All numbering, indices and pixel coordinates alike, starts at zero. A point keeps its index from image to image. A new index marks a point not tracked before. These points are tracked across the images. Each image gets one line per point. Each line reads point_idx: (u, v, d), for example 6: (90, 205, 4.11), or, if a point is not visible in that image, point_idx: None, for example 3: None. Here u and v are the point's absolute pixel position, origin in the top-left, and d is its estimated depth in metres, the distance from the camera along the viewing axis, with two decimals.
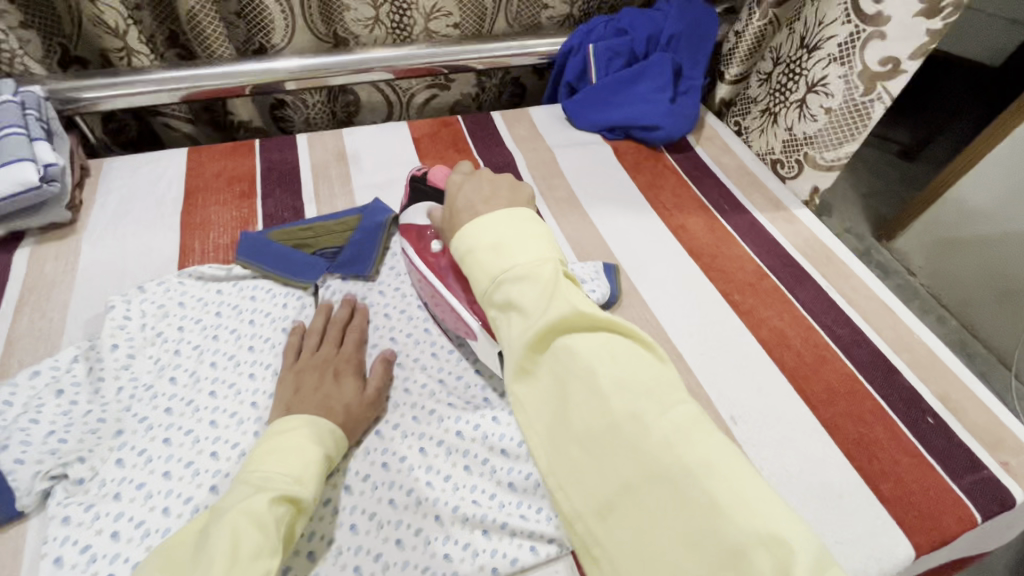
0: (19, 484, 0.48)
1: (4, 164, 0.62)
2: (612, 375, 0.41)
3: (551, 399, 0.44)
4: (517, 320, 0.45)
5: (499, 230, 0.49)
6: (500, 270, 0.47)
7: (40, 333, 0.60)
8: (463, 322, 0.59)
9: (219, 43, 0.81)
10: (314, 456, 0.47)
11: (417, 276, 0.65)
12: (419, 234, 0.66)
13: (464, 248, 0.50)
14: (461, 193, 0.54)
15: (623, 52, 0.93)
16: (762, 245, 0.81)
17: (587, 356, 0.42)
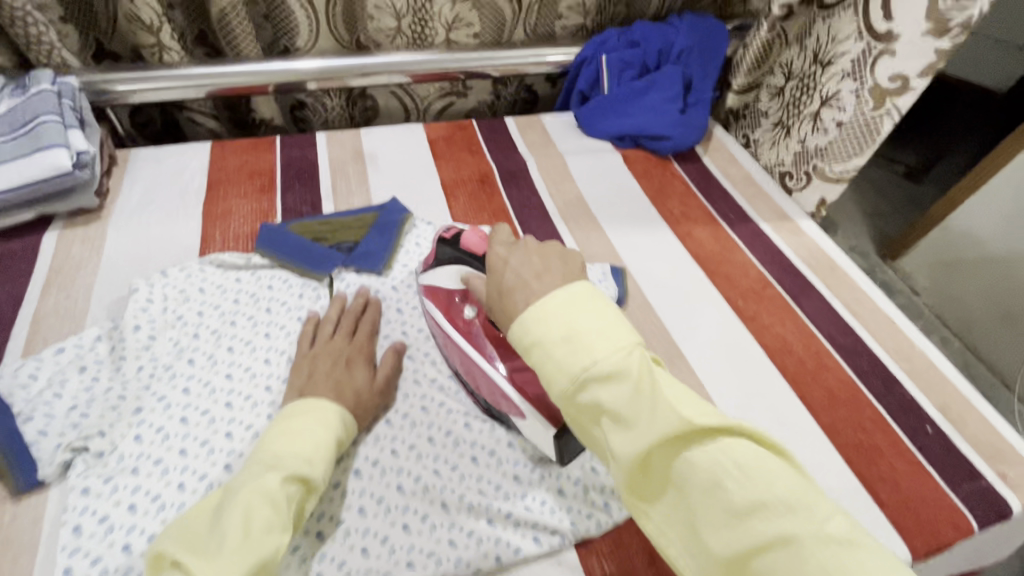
0: (41, 454, 0.50)
1: (38, 150, 0.65)
2: (745, 490, 0.34)
3: (679, 516, 0.37)
4: (617, 430, 0.38)
5: (563, 318, 0.41)
6: (580, 371, 0.39)
7: (65, 312, 0.62)
8: (510, 399, 0.54)
9: (248, 43, 0.83)
10: (328, 439, 0.48)
11: (450, 346, 0.60)
12: (451, 299, 0.61)
13: (528, 342, 0.42)
14: (508, 271, 0.48)
15: (635, 64, 0.95)
16: (767, 255, 0.83)
17: (712, 468, 0.35)
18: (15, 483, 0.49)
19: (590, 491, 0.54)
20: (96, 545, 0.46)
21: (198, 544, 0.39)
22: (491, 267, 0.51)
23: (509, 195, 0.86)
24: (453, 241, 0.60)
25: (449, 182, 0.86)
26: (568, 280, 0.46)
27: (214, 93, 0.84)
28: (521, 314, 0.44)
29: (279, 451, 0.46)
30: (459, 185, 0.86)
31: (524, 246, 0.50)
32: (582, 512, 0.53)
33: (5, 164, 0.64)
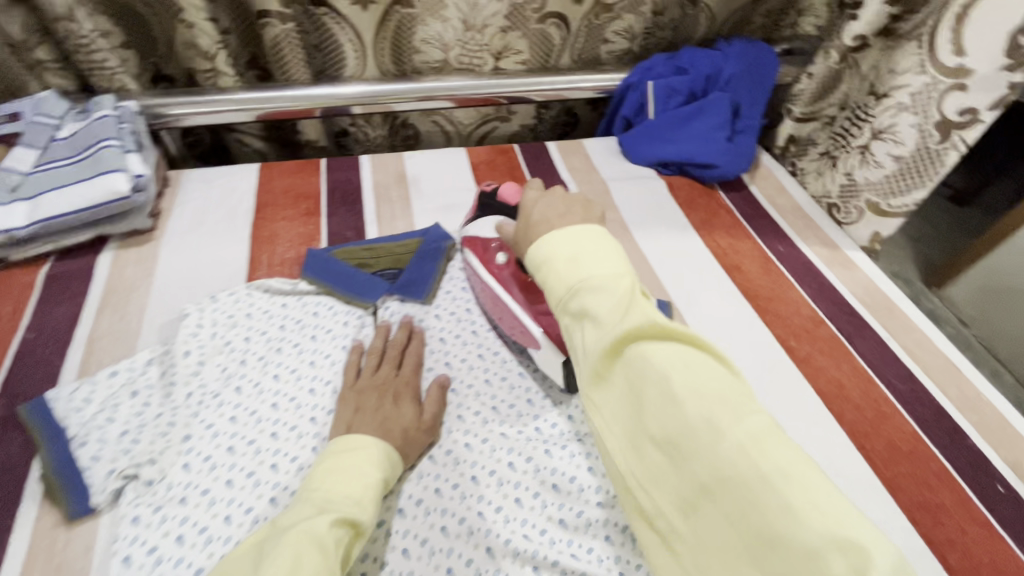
0: (94, 481, 0.51)
1: (99, 174, 0.67)
2: (685, 381, 0.39)
3: (628, 403, 0.42)
4: (593, 329, 0.45)
5: (573, 243, 0.49)
6: (575, 280, 0.47)
7: (118, 334, 0.63)
8: (529, 332, 0.63)
9: (297, 68, 0.84)
10: (375, 479, 0.48)
11: (483, 287, 0.70)
12: (486, 246, 0.70)
13: (541, 259, 0.50)
14: (535, 211, 0.55)
15: (682, 90, 0.93)
16: (819, 291, 0.80)
17: (661, 363, 0.40)
18: (68, 510, 0.49)
19: (639, 541, 0.51)
20: None
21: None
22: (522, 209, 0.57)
23: None
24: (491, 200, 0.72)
25: None
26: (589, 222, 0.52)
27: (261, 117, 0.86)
28: (541, 239, 0.51)
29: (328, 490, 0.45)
30: None
31: (554, 194, 0.56)
32: (631, 563, 0.50)
33: (67, 188, 0.66)
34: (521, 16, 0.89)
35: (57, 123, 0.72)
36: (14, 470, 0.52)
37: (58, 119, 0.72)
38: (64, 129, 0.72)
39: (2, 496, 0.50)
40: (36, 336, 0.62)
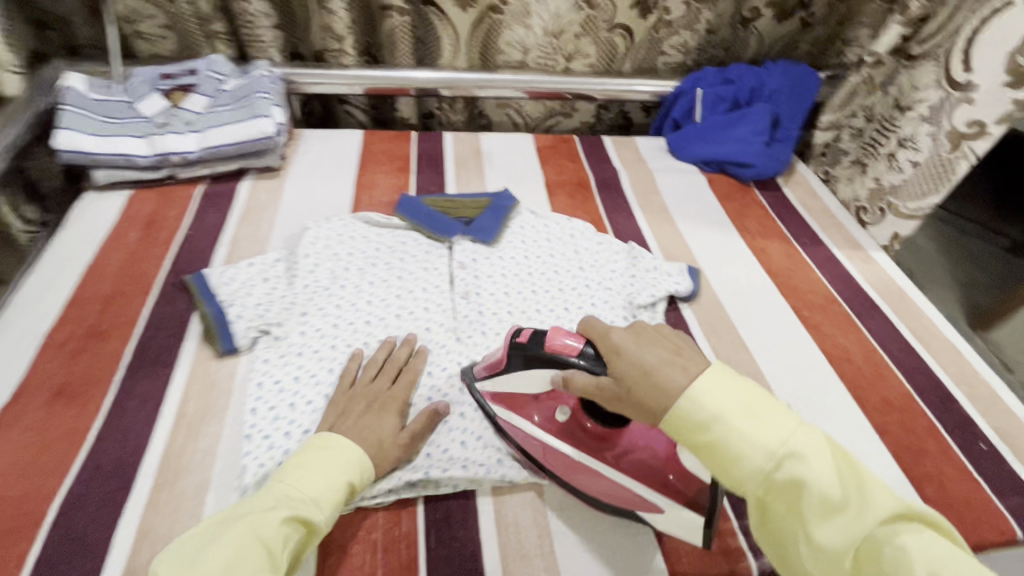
0: (237, 330, 0.66)
1: (252, 118, 0.86)
2: (952, 574, 0.37)
3: None
4: (822, 515, 0.40)
5: (742, 402, 0.43)
6: (776, 448, 0.42)
7: (254, 239, 0.80)
8: (638, 497, 0.52)
9: (403, 53, 1.02)
10: (342, 481, 0.49)
11: (547, 452, 0.57)
12: (528, 400, 0.58)
13: (707, 419, 0.43)
14: (645, 354, 0.46)
15: (727, 98, 1.06)
16: (838, 279, 0.89)
17: (918, 554, 0.37)
18: (219, 347, 0.65)
19: None
20: (273, 398, 0.61)
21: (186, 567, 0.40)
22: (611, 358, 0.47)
23: (602, 200, 0.98)
24: (532, 346, 0.52)
25: (552, 181, 1.00)
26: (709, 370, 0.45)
27: (366, 90, 1.04)
28: (676, 389, 0.44)
29: (294, 482, 0.48)
30: (560, 186, 1.00)
31: (647, 331, 0.49)
32: None
33: (229, 126, 0.85)
34: (593, 26, 1.05)
35: (223, 78, 0.91)
36: (181, 318, 0.69)
37: (224, 76, 0.92)
38: (228, 83, 0.91)
39: (172, 332, 0.67)
40: (195, 233, 0.80)
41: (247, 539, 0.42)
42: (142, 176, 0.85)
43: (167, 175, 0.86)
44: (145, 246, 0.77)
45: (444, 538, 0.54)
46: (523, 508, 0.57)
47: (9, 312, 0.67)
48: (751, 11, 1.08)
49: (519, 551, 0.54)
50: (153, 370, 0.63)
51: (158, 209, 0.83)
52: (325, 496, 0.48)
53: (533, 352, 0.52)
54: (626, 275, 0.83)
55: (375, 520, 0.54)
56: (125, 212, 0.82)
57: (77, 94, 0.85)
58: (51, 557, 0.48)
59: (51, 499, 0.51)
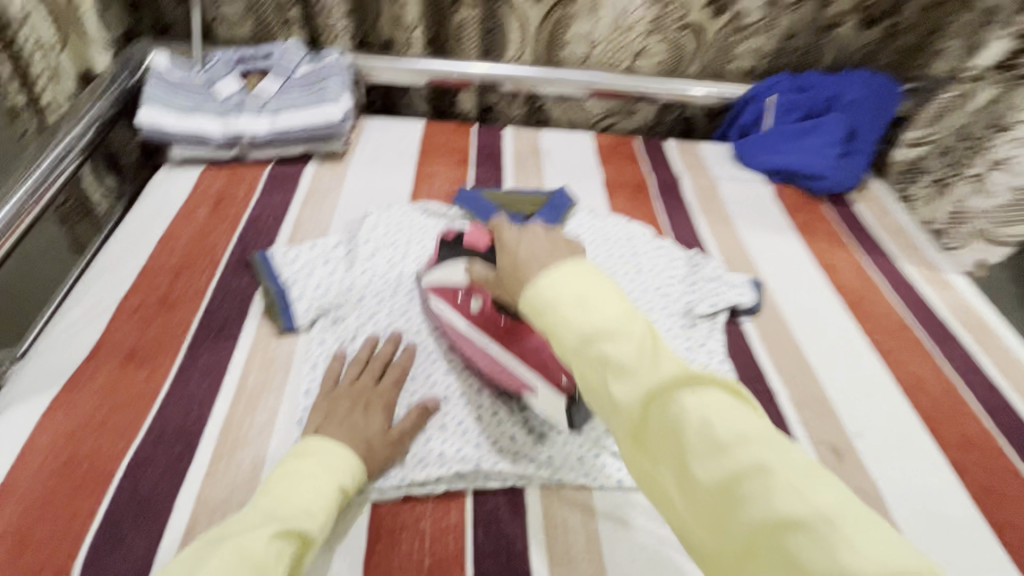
0: (298, 310, 0.68)
1: (322, 103, 0.88)
2: (730, 427, 0.34)
3: (668, 458, 0.35)
4: (618, 380, 0.37)
5: (574, 284, 0.41)
6: (590, 326, 0.39)
7: (316, 222, 0.82)
8: (522, 379, 0.58)
9: (471, 45, 1.03)
10: (332, 489, 0.47)
11: (459, 335, 0.63)
12: (455, 292, 0.64)
13: (543, 305, 0.41)
14: (521, 249, 0.46)
15: (801, 106, 1.02)
16: (912, 302, 0.84)
17: (700, 411, 0.34)
18: (281, 325, 0.66)
19: None
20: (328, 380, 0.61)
21: None
22: (501, 248, 0.47)
23: (662, 204, 0.96)
24: (455, 243, 0.68)
25: (610, 182, 0.98)
26: (578, 256, 0.44)
27: (430, 81, 1.04)
28: (534, 279, 0.42)
29: (279, 496, 0.44)
30: (619, 187, 0.98)
31: (538, 230, 0.48)
32: None
33: (298, 110, 0.87)
34: (662, 24, 1.03)
35: (296, 64, 0.93)
36: (245, 293, 0.70)
37: (297, 62, 0.94)
38: (300, 69, 0.93)
39: (237, 307, 0.69)
40: (261, 212, 0.82)
41: (235, 563, 0.37)
42: (214, 155, 0.88)
43: (237, 155, 0.89)
44: (214, 221, 0.79)
45: (493, 534, 0.53)
46: (572, 511, 0.55)
47: (89, 277, 0.70)
48: (833, 17, 1.04)
49: (567, 554, 0.52)
50: (217, 342, 0.64)
51: (228, 187, 0.85)
52: (319, 507, 0.45)
53: (455, 247, 0.67)
54: (685, 283, 0.80)
55: (424, 509, 0.54)
56: (196, 188, 0.85)
57: (161, 73, 0.89)
58: (116, 514, 0.49)
59: (120, 459, 0.53)
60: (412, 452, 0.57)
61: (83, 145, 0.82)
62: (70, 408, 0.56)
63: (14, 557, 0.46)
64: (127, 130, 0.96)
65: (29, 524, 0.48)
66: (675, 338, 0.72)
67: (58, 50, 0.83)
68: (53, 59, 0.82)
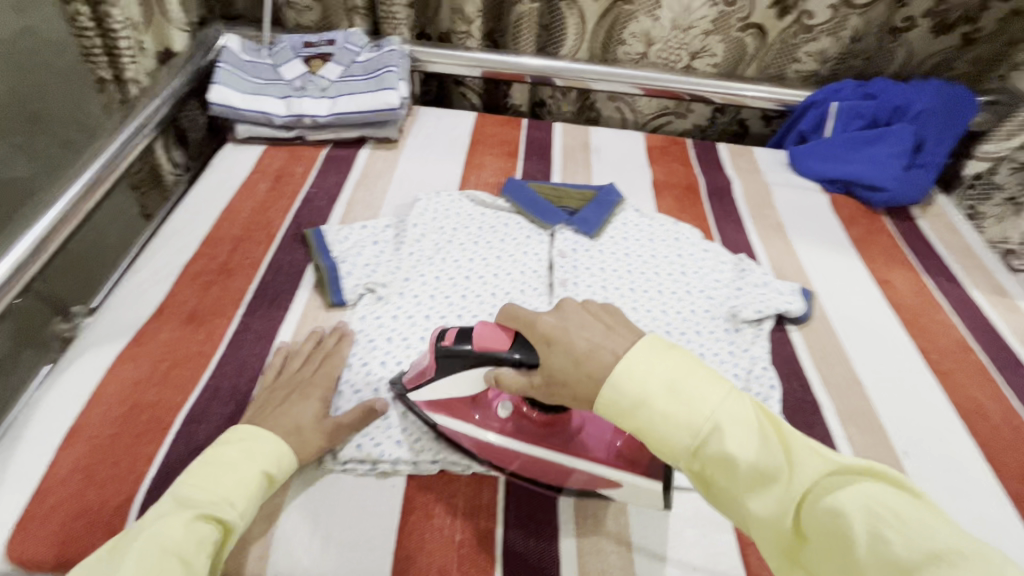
0: (347, 285, 0.70)
1: (379, 90, 0.90)
2: (903, 538, 0.33)
3: (840, 572, 0.35)
4: (759, 490, 0.39)
5: (675, 376, 0.42)
6: (715, 429, 0.40)
7: (368, 203, 0.84)
8: (599, 477, 0.52)
9: (526, 42, 1.02)
10: (254, 473, 0.47)
11: (497, 454, 0.54)
12: (468, 407, 0.56)
13: (632, 404, 0.42)
14: (576, 339, 0.44)
15: (866, 114, 0.97)
16: (974, 324, 0.79)
17: (862, 518, 0.35)
18: (329, 299, 0.69)
19: None
20: (367, 355, 0.63)
21: None
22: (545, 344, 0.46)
23: (711, 206, 0.94)
24: (460, 346, 0.49)
25: (659, 182, 0.97)
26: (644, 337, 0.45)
27: (483, 74, 1.04)
28: (608, 372, 0.42)
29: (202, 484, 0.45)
30: (668, 187, 0.96)
31: (574, 310, 0.47)
32: None
33: (358, 95, 0.90)
34: (725, 23, 1.01)
35: (358, 51, 0.96)
36: (298, 267, 0.73)
37: (359, 49, 0.96)
38: (361, 55, 0.96)
39: (291, 278, 0.72)
40: (317, 191, 0.85)
41: (154, 555, 0.39)
42: (275, 134, 0.92)
43: (297, 136, 0.93)
44: (273, 198, 0.83)
45: (522, 516, 0.54)
46: (602, 502, 0.55)
47: (158, 241, 0.74)
48: (906, 21, 0.99)
49: (595, 544, 0.52)
50: (270, 311, 0.67)
51: (287, 165, 0.89)
52: (241, 494, 0.46)
53: (461, 353, 0.49)
54: (731, 286, 0.79)
55: (457, 485, 0.55)
56: (257, 165, 0.89)
57: (232, 54, 0.93)
58: (172, 461, 0.52)
59: (177, 412, 0.56)
60: (353, 440, 0.56)
61: (158, 120, 0.87)
62: (136, 361, 0.60)
63: (81, 491, 0.50)
64: (197, 109, 1.01)
65: (95, 463, 0.51)
66: (718, 341, 0.71)
67: (141, 29, 0.88)
68: (137, 39, 0.87)
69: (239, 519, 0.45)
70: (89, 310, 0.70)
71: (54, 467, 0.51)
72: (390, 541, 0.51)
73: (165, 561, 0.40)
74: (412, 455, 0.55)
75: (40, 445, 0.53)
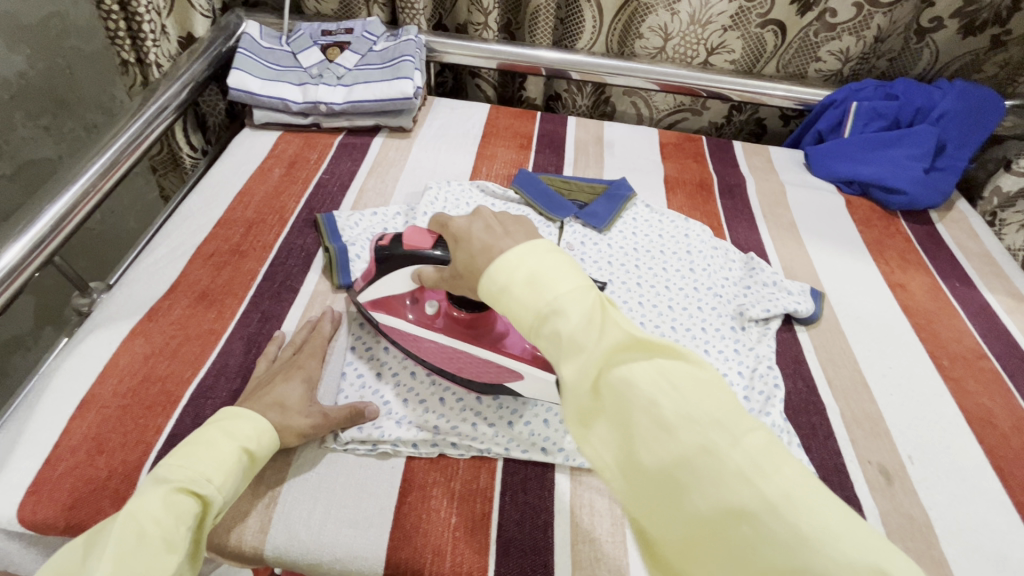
0: (356, 269, 0.71)
1: (393, 78, 0.90)
2: (678, 406, 0.33)
3: (615, 437, 0.35)
4: (566, 357, 0.37)
5: (533, 261, 0.40)
6: (544, 301, 0.38)
7: (380, 191, 0.85)
8: (507, 366, 0.56)
9: (543, 34, 1.02)
10: (233, 448, 0.47)
11: (425, 348, 0.60)
12: (401, 302, 0.61)
13: (496, 289, 0.41)
14: (475, 238, 0.45)
15: (887, 115, 0.95)
16: (990, 331, 0.77)
17: (650, 386, 0.34)
18: (337, 280, 0.70)
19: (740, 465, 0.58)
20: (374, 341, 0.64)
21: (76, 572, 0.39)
22: (456, 241, 0.47)
23: (723, 204, 0.93)
24: (393, 246, 0.58)
25: (672, 177, 0.97)
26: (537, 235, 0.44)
27: (498, 66, 1.04)
28: (492, 264, 0.42)
29: (185, 459, 0.45)
30: (680, 183, 0.96)
31: (486, 215, 0.47)
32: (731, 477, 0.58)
33: (373, 84, 0.91)
34: (744, 19, 0.99)
35: (375, 40, 0.97)
36: (308, 251, 0.74)
37: (376, 38, 0.97)
38: (378, 44, 0.97)
39: (301, 262, 0.73)
40: (330, 177, 0.86)
41: (129, 536, 0.40)
42: (291, 121, 0.93)
43: (313, 123, 0.94)
44: (286, 182, 0.84)
45: (519, 502, 0.54)
46: (597, 494, 0.55)
47: (174, 222, 0.76)
48: (932, 21, 0.97)
49: (589, 533, 0.52)
50: (280, 292, 0.69)
51: (301, 151, 0.90)
52: (219, 470, 0.45)
53: (393, 252, 0.58)
54: (739, 285, 0.78)
55: (456, 469, 0.56)
56: (273, 150, 0.90)
57: (251, 40, 0.94)
58: (179, 435, 0.54)
59: (186, 387, 0.57)
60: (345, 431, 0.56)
61: (178, 104, 0.88)
62: (147, 337, 0.61)
63: (91, 459, 0.51)
64: (216, 94, 1.02)
65: (105, 433, 0.53)
66: (723, 338, 0.70)
67: (164, 13, 0.89)
68: (160, 22, 0.88)
69: (219, 494, 0.45)
70: (105, 286, 0.72)
71: (66, 435, 0.53)
72: (387, 519, 0.52)
73: (140, 540, 0.40)
74: (413, 439, 0.56)
75: (53, 414, 0.54)
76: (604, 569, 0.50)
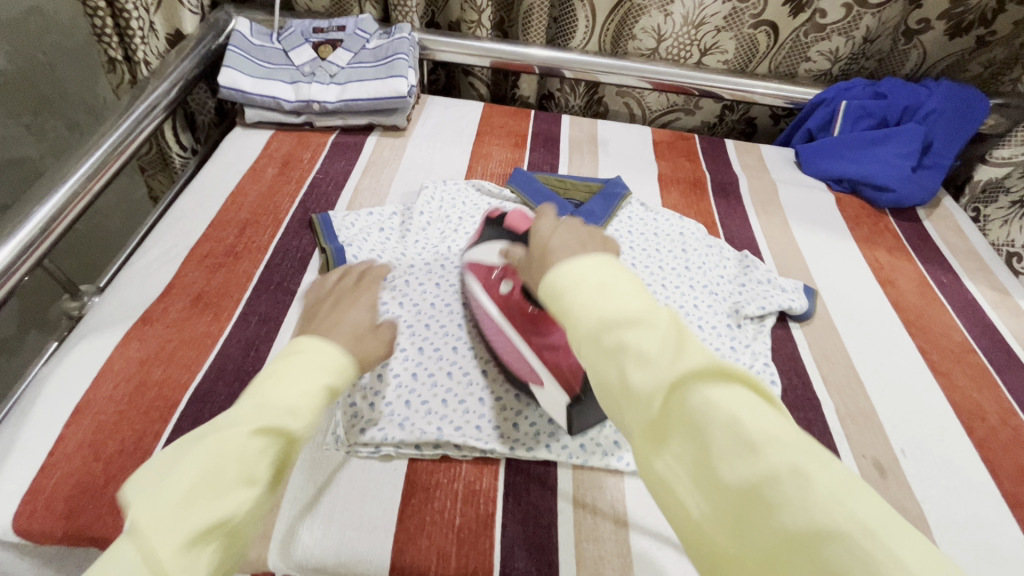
0: (353, 268, 0.70)
1: (388, 77, 0.90)
2: (762, 426, 0.32)
3: (690, 455, 0.34)
4: (637, 368, 0.36)
5: (604, 272, 0.42)
6: (613, 309, 0.39)
7: (375, 190, 0.85)
8: (534, 371, 0.58)
9: (536, 32, 1.02)
10: (320, 386, 0.42)
11: (490, 320, 0.63)
12: (490, 271, 0.65)
13: (562, 287, 0.42)
14: (555, 238, 0.48)
15: (875, 114, 0.97)
16: (976, 325, 0.79)
17: (730, 404, 0.33)
18: None
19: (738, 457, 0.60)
20: None
21: (160, 501, 0.34)
22: (537, 238, 0.50)
23: (717, 202, 0.94)
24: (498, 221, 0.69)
25: (666, 175, 0.97)
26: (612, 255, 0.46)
27: (491, 64, 1.03)
28: (563, 263, 0.44)
29: (269, 392, 0.40)
30: (675, 182, 0.96)
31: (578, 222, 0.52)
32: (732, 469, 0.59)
33: (367, 82, 0.90)
34: (737, 20, 1.00)
35: (368, 37, 0.96)
36: (304, 251, 0.74)
37: (369, 35, 0.96)
38: (371, 42, 0.96)
39: (296, 264, 0.72)
40: (324, 177, 0.85)
41: (214, 466, 0.35)
42: (283, 120, 0.92)
43: (305, 122, 0.93)
44: (280, 182, 0.83)
45: (522, 499, 0.54)
46: (598, 493, 0.56)
47: (166, 224, 0.74)
48: (920, 22, 0.99)
49: (593, 530, 0.53)
50: (277, 295, 0.68)
51: (294, 151, 0.89)
52: (307, 407, 0.41)
53: (496, 227, 0.69)
54: (734, 283, 0.79)
55: (459, 471, 0.56)
56: (265, 149, 0.89)
57: (242, 37, 0.93)
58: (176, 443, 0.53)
59: (183, 392, 0.56)
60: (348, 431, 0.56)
61: (167, 103, 0.87)
62: (143, 340, 0.60)
63: (87, 467, 0.50)
64: (205, 92, 1.01)
65: (100, 440, 0.52)
66: (719, 336, 0.71)
67: (152, 10, 0.87)
68: (148, 19, 0.86)
69: (302, 432, 0.40)
70: (96, 289, 0.71)
71: (61, 443, 0.52)
72: (392, 521, 0.52)
73: (225, 471, 0.35)
74: (417, 440, 0.56)
75: (47, 421, 0.53)
76: (608, 566, 0.51)
